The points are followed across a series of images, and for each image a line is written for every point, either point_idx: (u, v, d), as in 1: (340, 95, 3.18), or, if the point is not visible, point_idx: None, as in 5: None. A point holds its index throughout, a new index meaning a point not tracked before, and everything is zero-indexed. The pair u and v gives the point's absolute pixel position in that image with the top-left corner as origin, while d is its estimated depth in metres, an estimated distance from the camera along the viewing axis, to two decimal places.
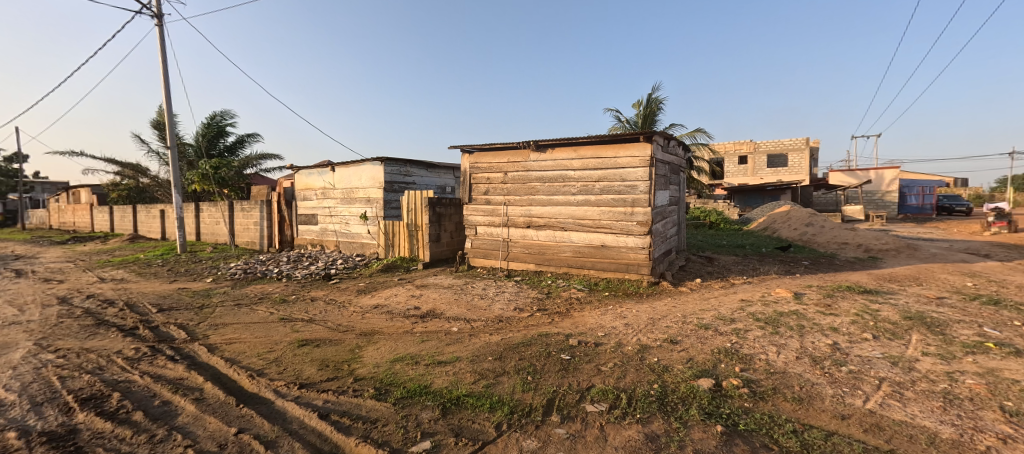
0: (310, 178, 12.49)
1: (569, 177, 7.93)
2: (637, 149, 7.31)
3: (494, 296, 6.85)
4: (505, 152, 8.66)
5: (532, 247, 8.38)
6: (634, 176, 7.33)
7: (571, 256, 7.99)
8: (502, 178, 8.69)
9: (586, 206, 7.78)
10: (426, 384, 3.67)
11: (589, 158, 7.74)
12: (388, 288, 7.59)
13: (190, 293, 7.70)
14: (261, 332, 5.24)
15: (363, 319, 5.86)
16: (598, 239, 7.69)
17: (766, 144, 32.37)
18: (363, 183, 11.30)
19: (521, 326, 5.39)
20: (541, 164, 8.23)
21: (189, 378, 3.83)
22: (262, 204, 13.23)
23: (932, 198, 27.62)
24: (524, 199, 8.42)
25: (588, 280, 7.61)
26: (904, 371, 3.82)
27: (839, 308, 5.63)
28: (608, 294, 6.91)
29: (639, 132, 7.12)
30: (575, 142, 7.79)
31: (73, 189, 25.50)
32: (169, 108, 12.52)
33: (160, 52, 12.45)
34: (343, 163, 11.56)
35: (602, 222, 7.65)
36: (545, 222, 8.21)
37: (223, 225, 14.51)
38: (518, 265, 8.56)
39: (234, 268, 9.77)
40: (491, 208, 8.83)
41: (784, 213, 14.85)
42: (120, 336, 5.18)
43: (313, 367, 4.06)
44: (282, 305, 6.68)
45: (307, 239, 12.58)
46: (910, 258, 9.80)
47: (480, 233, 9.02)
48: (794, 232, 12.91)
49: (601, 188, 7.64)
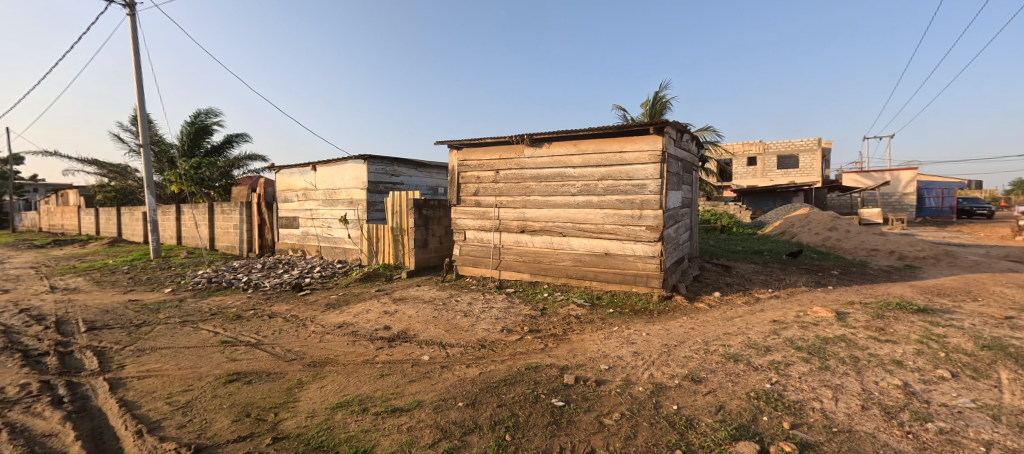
0: (291, 178, 11.61)
1: (568, 175, 6.97)
2: (647, 142, 6.34)
3: (480, 313, 5.88)
4: (496, 147, 7.72)
5: (527, 255, 7.44)
6: (643, 174, 6.36)
7: (570, 266, 7.03)
8: (493, 177, 7.76)
9: (587, 208, 6.82)
10: (367, 449, 2.70)
11: (591, 153, 6.78)
12: (361, 302, 6.63)
13: (138, 307, 6.77)
14: (189, 361, 4.30)
15: (320, 342, 4.91)
16: (601, 246, 6.73)
17: (777, 145, 31.24)
18: (345, 184, 10.40)
19: (507, 354, 4.42)
20: (536, 160, 7.27)
21: (58, 435, 2.90)
22: (242, 206, 12.38)
23: (952, 201, 26.24)
24: (517, 200, 7.47)
25: (590, 294, 6.63)
26: (1016, 432, 2.82)
27: (895, 332, 4.62)
28: (613, 310, 5.92)
29: (649, 122, 6.13)
30: (575, 135, 6.83)
31: (62, 191, 24.82)
32: (142, 105, 11.71)
33: (132, 43, 11.60)
34: (325, 161, 10.67)
35: (605, 227, 6.68)
36: (541, 227, 7.25)
37: (203, 228, 13.64)
38: (511, 275, 7.61)
39: (199, 276, 8.86)
40: (481, 210, 7.90)
41: (802, 217, 13.76)
42: (17, 365, 4.24)
43: (226, 418, 3.11)
44: (234, 323, 5.75)
45: (288, 244, 11.70)
46: (951, 268, 8.74)
47: (469, 239, 8.09)
48: (815, 237, 11.84)
49: (605, 188, 6.66)
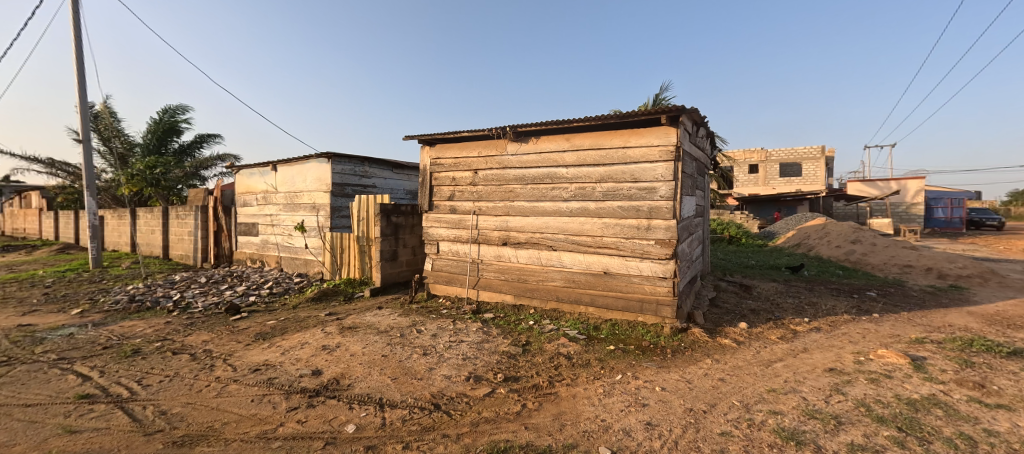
0: (250, 179, 10.33)
1: (559, 176, 5.73)
2: (657, 136, 5.10)
3: (446, 350, 4.59)
4: (474, 143, 6.48)
5: (509, 272, 6.17)
6: (651, 175, 5.12)
7: (561, 287, 5.76)
8: (471, 178, 6.50)
9: (582, 217, 5.57)
10: None
11: (587, 149, 5.54)
12: (301, 331, 5.31)
13: (20, 336, 5.40)
14: (5, 435, 2.97)
15: (217, 396, 3.59)
16: (599, 263, 5.47)
17: (779, 153, 30.22)
18: (308, 186, 9.10)
19: (468, 422, 3.12)
20: (521, 158, 6.04)
21: None
22: (196, 210, 11.05)
23: (961, 211, 25.04)
24: (498, 205, 6.21)
25: (585, 323, 5.36)
26: None
27: (1003, 392, 3.34)
28: (614, 348, 4.63)
29: (659, 110, 4.85)
30: (568, 127, 5.60)
31: (26, 193, 23.36)
32: (84, 96, 10.43)
33: (74, 26, 10.37)
34: (286, 160, 9.41)
35: (603, 240, 5.42)
36: (527, 238, 5.99)
37: (157, 234, 12.30)
38: (490, 296, 6.35)
39: (125, 293, 7.50)
40: (457, 218, 6.64)
41: (819, 227, 12.56)
42: None
43: None
44: (123, 363, 4.41)
45: (246, 253, 10.38)
46: (1005, 288, 7.51)
47: (442, 252, 6.82)
48: (836, 251, 10.64)
49: (604, 192, 5.41)
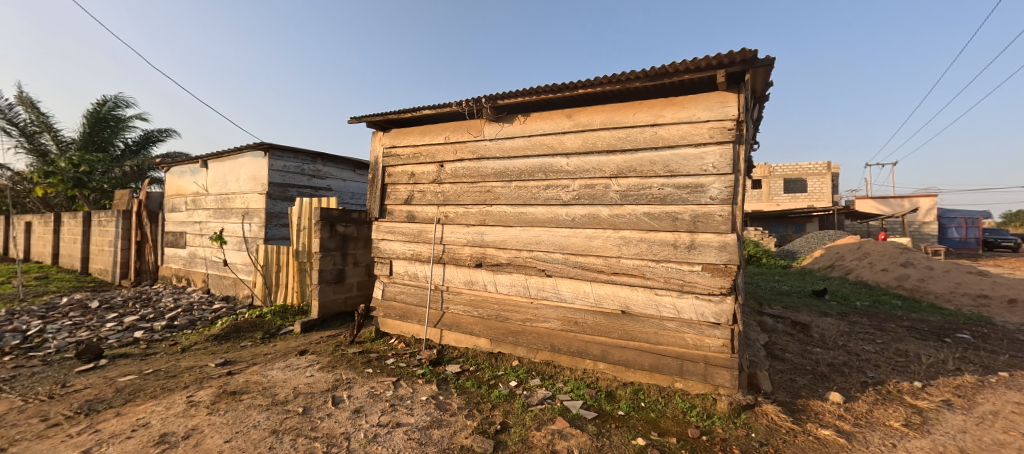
0: (180, 179, 8.50)
1: (557, 169, 3.98)
2: (705, 107, 3.39)
3: (365, 448, 2.72)
4: (440, 126, 4.73)
5: (485, 306, 4.35)
6: (697, 166, 3.39)
7: (558, 332, 3.95)
8: (435, 173, 4.73)
9: (589, 229, 3.80)
10: None
11: (597, 131, 3.81)
12: (154, 399, 3.42)
13: None
14: None
15: None
16: (615, 298, 3.68)
17: (783, 168, 28.85)
18: (241, 185, 7.28)
19: None
20: (502, 144, 4.30)
21: None
22: (118, 216, 9.12)
23: (976, 230, 23.72)
24: (472, 212, 4.44)
25: (594, 389, 3.53)
26: None
27: None
28: (647, 444, 2.80)
29: (713, 64, 3.13)
30: (569, 98, 3.88)
31: None
32: None
33: None
34: (217, 155, 7.61)
35: (622, 264, 3.65)
36: (510, 259, 4.21)
37: (78, 244, 10.35)
38: (458, 338, 4.53)
39: None
40: (416, 229, 4.84)
41: (854, 247, 10.94)
42: None
43: None
44: None
45: (172, 269, 8.46)
46: None
47: (396, 275, 4.99)
48: (884, 275, 8.97)
49: (622, 192, 3.66)
